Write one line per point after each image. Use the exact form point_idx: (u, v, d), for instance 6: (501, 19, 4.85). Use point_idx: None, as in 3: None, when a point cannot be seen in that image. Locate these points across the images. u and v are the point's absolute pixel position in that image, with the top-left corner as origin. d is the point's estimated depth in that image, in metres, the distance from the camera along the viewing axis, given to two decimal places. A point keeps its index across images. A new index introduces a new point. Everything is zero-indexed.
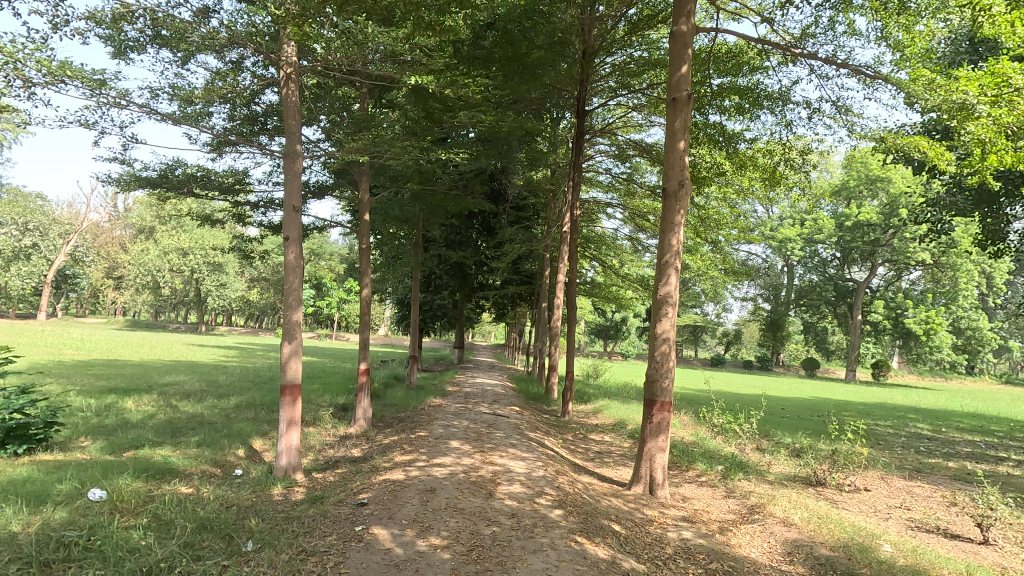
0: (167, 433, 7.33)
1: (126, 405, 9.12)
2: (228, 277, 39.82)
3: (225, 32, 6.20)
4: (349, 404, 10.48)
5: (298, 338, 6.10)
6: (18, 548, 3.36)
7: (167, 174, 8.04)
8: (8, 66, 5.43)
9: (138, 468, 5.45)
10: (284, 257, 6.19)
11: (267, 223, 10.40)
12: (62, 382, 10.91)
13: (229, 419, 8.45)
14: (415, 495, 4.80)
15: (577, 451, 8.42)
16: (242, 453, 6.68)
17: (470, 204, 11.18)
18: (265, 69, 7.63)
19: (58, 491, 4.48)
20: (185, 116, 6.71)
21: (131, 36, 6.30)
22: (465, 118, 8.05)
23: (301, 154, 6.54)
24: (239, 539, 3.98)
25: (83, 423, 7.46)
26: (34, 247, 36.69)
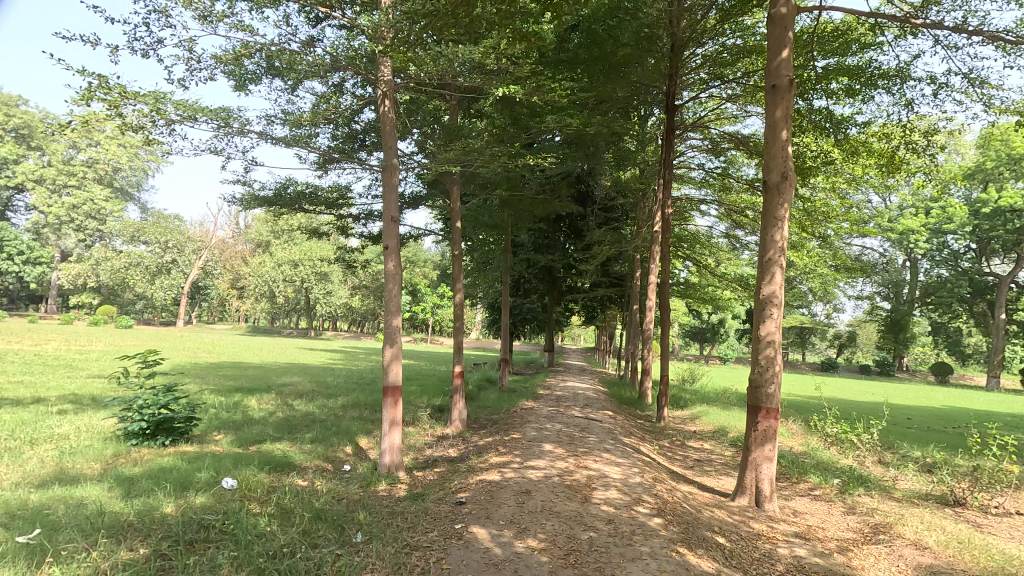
0: (284, 430, 7.96)
1: (250, 403, 10.06)
2: (333, 285, 42.82)
3: (328, 58, 6.65)
4: (445, 406, 10.86)
5: (398, 343, 6.39)
6: (168, 527, 3.81)
7: (281, 192, 8.75)
8: (156, 109, 6.11)
9: (262, 461, 5.99)
10: (384, 266, 6.53)
11: (367, 234, 11.05)
12: (200, 383, 12.22)
13: (337, 418, 9.05)
14: (511, 497, 4.86)
15: (674, 459, 8.09)
16: (350, 450, 7.13)
17: (558, 208, 11.20)
18: (364, 89, 8.13)
19: (199, 478, 5.03)
20: (296, 139, 7.22)
21: (250, 69, 6.86)
22: (552, 122, 8.07)
23: (398, 167, 6.87)
24: (350, 530, 4.23)
25: (216, 419, 8.35)
26: (174, 262, 42.10)
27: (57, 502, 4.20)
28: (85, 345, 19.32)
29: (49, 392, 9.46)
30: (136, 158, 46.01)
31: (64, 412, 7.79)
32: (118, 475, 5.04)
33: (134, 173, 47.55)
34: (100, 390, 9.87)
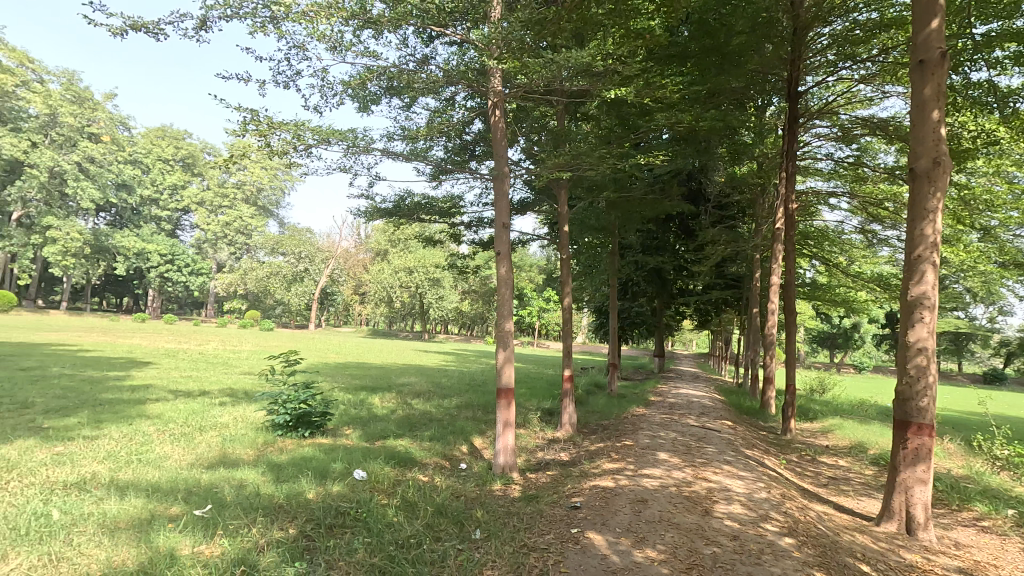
0: (405, 427, 8.47)
1: (374, 401, 10.84)
2: (445, 290, 44.80)
3: (442, 73, 6.98)
4: (554, 409, 10.91)
5: (510, 346, 6.54)
6: (312, 511, 4.22)
7: (400, 204, 9.32)
8: (296, 136, 6.79)
9: (388, 455, 6.42)
10: (497, 271, 6.72)
11: (478, 241, 11.44)
12: (331, 381, 13.37)
13: (453, 417, 9.46)
14: (627, 504, 4.76)
15: (804, 475, 7.44)
16: (465, 449, 7.41)
17: (669, 208, 10.81)
18: (474, 101, 8.44)
19: (335, 468, 5.50)
20: (414, 153, 7.67)
21: (373, 92, 7.32)
22: (662, 120, 7.83)
23: (508, 175, 7.03)
24: (469, 526, 4.39)
25: (346, 415, 9.09)
26: (306, 271, 47.12)
27: (223, 482, 4.81)
28: (238, 345, 21.97)
29: (212, 386, 10.88)
30: (275, 179, 51.54)
31: (224, 404, 8.92)
32: (269, 461, 5.66)
33: (274, 192, 53.29)
34: (251, 385, 11.18)
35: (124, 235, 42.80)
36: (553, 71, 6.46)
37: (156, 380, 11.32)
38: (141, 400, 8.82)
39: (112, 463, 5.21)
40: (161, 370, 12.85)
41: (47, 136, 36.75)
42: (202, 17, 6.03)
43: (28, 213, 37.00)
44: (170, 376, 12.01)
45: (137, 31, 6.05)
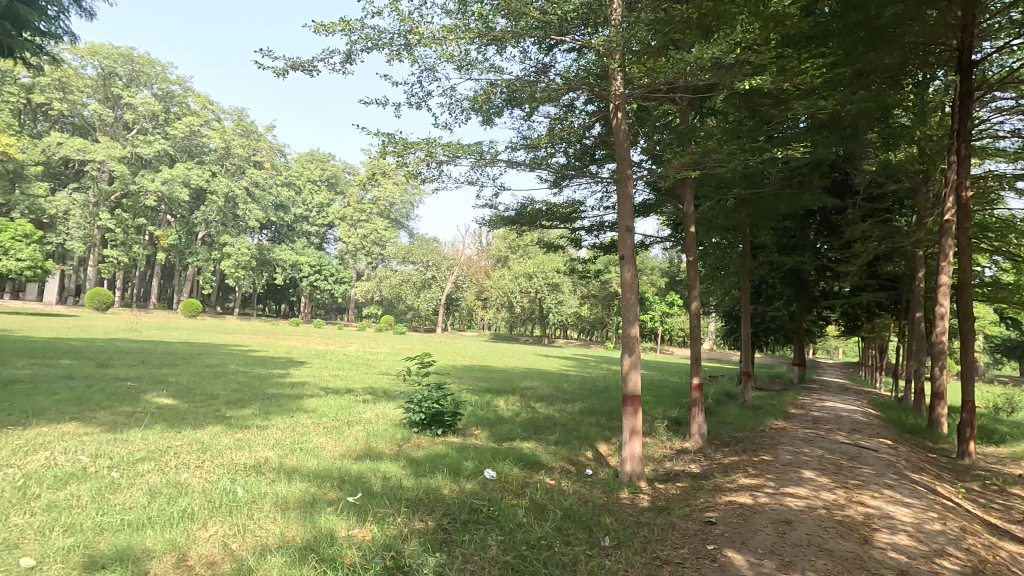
0: (530, 430, 8.63)
1: (500, 403, 11.19)
2: (564, 295, 44.94)
3: (563, 81, 7.05)
4: (682, 418, 10.45)
5: (637, 352, 6.41)
6: (448, 506, 4.47)
7: (522, 211, 9.56)
8: (429, 153, 7.26)
9: (516, 457, 6.59)
10: (621, 276, 6.62)
11: (599, 245, 11.35)
12: (459, 383, 14.05)
13: (576, 423, 9.45)
14: (769, 524, 4.43)
15: (990, 508, 6.35)
16: (591, 455, 7.37)
17: (809, 204, 9.89)
18: (594, 106, 8.41)
19: (467, 467, 5.77)
20: (536, 161, 7.82)
21: (496, 104, 7.59)
22: (802, 108, 7.19)
23: (632, 177, 6.91)
24: (598, 533, 4.36)
25: (474, 415, 9.49)
26: (434, 278, 50.18)
27: (370, 473, 5.28)
28: (376, 348, 23.95)
29: (356, 385, 11.97)
30: (405, 193, 55.47)
31: (368, 401, 9.77)
32: (408, 457, 6.08)
33: (404, 206, 57.37)
34: (389, 385, 12.12)
35: (282, 249, 48.70)
36: (679, 69, 6.23)
37: (311, 378, 12.73)
38: (300, 396, 9.97)
39: (280, 450, 5.96)
40: (314, 369, 14.41)
41: (223, 166, 43.11)
42: (347, 52, 6.69)
43: (210, 233, 43.62)
44: (322, 374, 13.43)
45: (295, 70, 6.88)
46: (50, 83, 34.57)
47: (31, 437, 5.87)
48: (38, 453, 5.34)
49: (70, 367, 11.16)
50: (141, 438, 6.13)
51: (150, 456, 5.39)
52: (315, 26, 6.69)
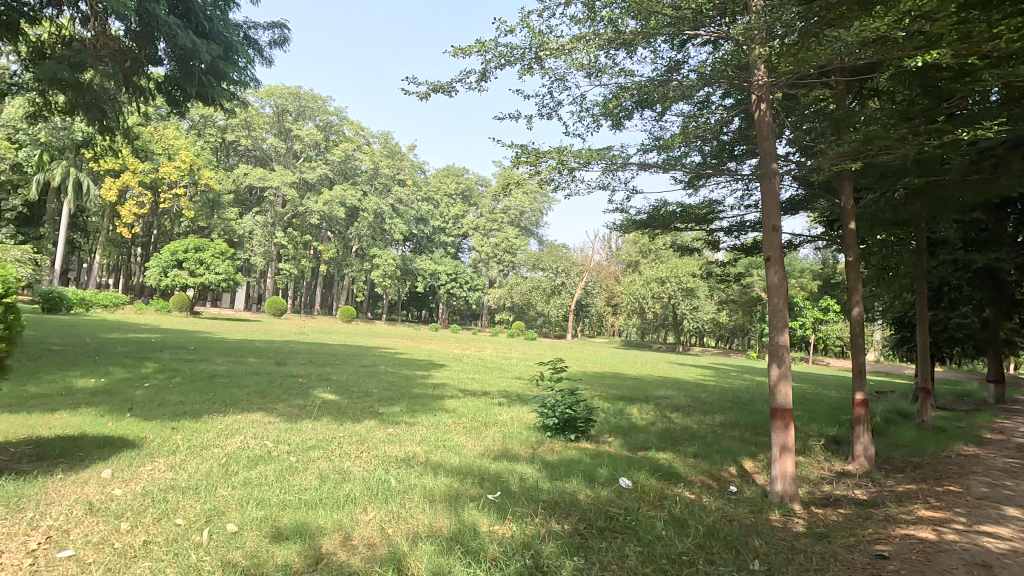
0: (667, 440, 8.31)
1: (633, 411, 10.93)
2: (699, 300, 42.60)
3: (698, 77, 6.75)
4: (842, 437, 9.36)
5: (788, 361, 5.90)
6: (584, 511, 4.48)
7: (655, 214, 9.29)
8: (560, 161, 7.36)
9: (652, 467, 6.39)
10: (767, 280, 6.15)
11: (739, 246, 10.63)
12: (591, 389, 13.96)
13: (717, 436, 8.90)
14: (959, 566, 3.80)
15: None
16: (735, 471, 6.89)
17: (1007, 190, 8.36)
18: (731, 99, 7.92)
19: (602, 474, 5.72)
20: (669, 162, 7.57)
21: (627, 107, 7.47)
22: (995, 78, 6.07)
23: (778, 172, 6.37)
24: (746, 555, 4.07)
25: (607, 423, 9.38)
26: (563, 284, 50.43)
27: (507, 473, 5.48)
28: (509, 353, 24.69)
29: (491, 388, 12.44)
30: (535, 202, 56.63)
31: (502, 404, 10.11)
32: (543, 460, 6.19)
33: (534, 214, 58.56)
34: (522, 389, 12.41)
35: (422, 259, 52.34)
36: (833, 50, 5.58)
37: (450, 380, 13.50)
38: (441, 396, 10.61)
39: (426, 446, 6.41)
40: (453, 372, 15.26)
41: (372, 185, 47.55)
42: (482, 71, 7.05)
43: (362, 246, 48.29)
44: (459, 377, 14.17)
45: (436, 92, 7.41)
46: (239, 124, 40.87)
47: (229, 423, 6.95)
48: (235, 436, 6.33)
49: (256, 365, 13.04)
50: (310, 428, 6.97)
51: (319, 444, 6.11)
52: (453, 50, 7.15)
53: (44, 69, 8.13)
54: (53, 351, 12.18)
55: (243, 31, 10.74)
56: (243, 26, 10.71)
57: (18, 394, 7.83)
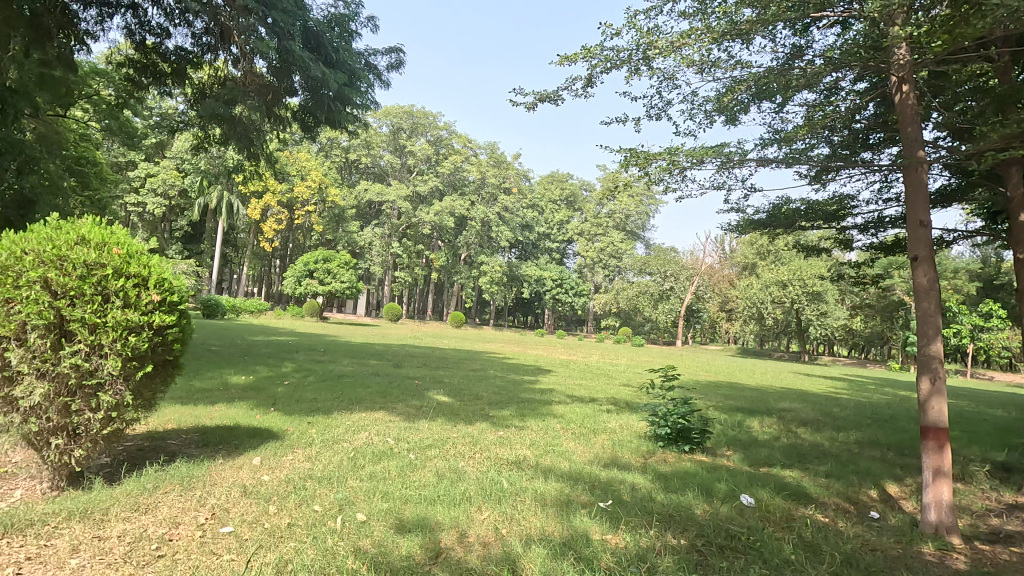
0: (793, 457, 7.67)
1: (753, 424, 10.23)
2: (828, 305, 38.86)
3: (824, 62, 6.21)
4: (1014, 464, 8.03)
5: (942, 375, 5.24)
6: (702, 527, 4.27)
7: (775, 213, 8.65)
8: (672, 162, 7.12)
9: (778, 485, 5.93)
10: (914, 281, 5.47)
11: (877, 245, 9.56)
12: (705, 399, 13.28)
13: (853, 455, 8.05)
14: None
15: None
16: (876, 495, 6.19)
17: None
18: (865, 83, 7.18)
19: (720, 489, 5.41)
20: (792, 156, 7.02)
21: (743, 100, 7.06)
22: None
23: (926, 160, 5.65)
24: None
25: (724, 435, 8.86)
26: (672, 289, 48.49)
27: (619, 482, 5.37)
28: (616, 359, 24.24)
29: (598, 394, 12.28)
30: (641, 204, 55.21)
31: (610, 411, 9.94)
32: (656, 470, 5.99)
33: (640, 217, 57.09)
34: (631, 396, 12.10)
35: (528, 265, 53.13)
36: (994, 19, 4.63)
37: (556, 385, 13.54)
38: (548, 401, 10.68)
39: (536, 450, 6.48)
40: (559, 377, 15.30)
41: (479, 195, 49.22)
42: (588, 77, 7.05)
43: (470, 254, 50.09)
44: (566, 382, 14.17)
45: (543, 101, 7.52)
46: (359, 144, 44.31)
47: (355, 420, 7.52)
48: (361, 432, 6.84)
49: (376, 367, 14.01)
50: (427, 428, 7.34)
51: (435, 444, 6.41)
52: (560, 59, 7.23)
53: (205, 107, 9.39)
54: (212, 351, 13.99)
55: (364, 58, 11.65)
56: (364, 54, 11.63)
57: (187, 388, 9.07)
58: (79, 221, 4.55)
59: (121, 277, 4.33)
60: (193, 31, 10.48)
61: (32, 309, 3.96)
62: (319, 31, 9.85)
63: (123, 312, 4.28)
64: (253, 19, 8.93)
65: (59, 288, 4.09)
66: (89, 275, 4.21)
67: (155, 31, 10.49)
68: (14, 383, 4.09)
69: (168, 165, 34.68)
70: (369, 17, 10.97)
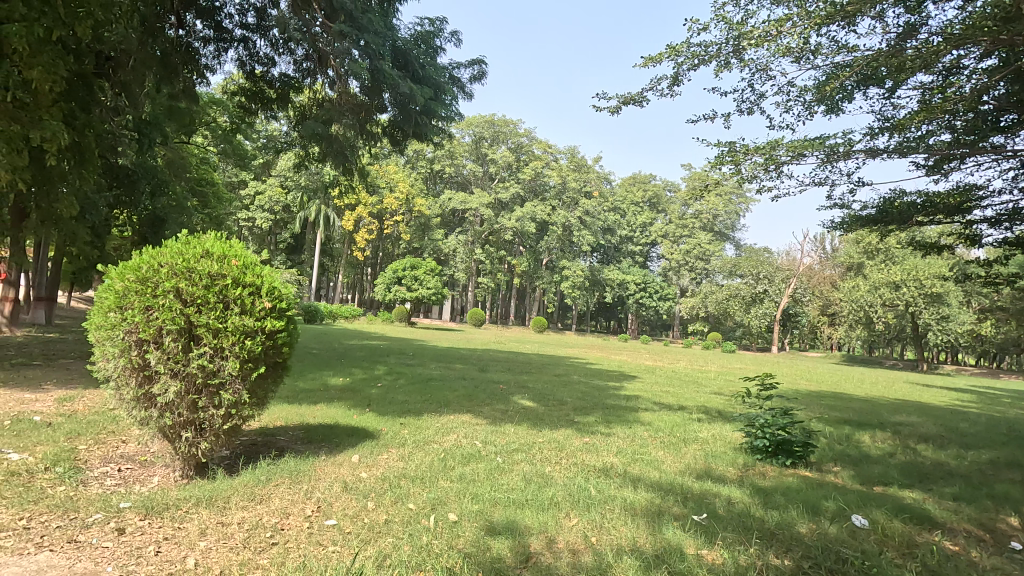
0: (913, 476, 6.94)
1: (863, 439, 9.38)
2: (950, 308, 34.89)
3: (943, 39, 5.63)
4: None
5: None
6: (808, 548, 3.98)
7: (886, 208, 7.94)
8: (768, 158, 6.75)
9: (895, 506, 5.39)
10: None
11: (1011, 240, 8.49)
12: (806, 410, 12.37)
13: (987, 477, 7.14)
14: None
15: None
16: (1018, 523, 5.45)
17: None
18: (992, 59, 6.43)
19: (827, 507, 5.01)
20: (906, 145, 6.42)
21: (847, 88, 6.56)
22: None
23: None
24: None
25: (830, 450, 8.20)
26: (766, 292, 45.56)
27: (713, 494, 5.14)
28: (705, 366, 23.21)
29: (688, 402, 11.83)
30: (730, 204, 52.64)
31: (702, 420, 9.53)
32: (753, 484, 5.67)
33: (729, 217, 54.46)
34: (723, 405, 11.53)
35: (610, 270, 52.30)
36: None
37: (643, 392, 13.19)
38: (635, 408, 10.43)
39: (623, 458, 6.35)
40: (645, 384, 14.92)
41: (560, 200, 49.21)
42: (674, 75, 6.89)
43: (552, 259, 50.15)
44: (653, 389, 13.77)
45: (627, 104, 7.42)
46: (444, 154, 45.84)
47: (445, 422, 7.76)
48: (450, 434, 7.04)
49: (462, 371, 14.36)
50: (513, 432, 7.42)
51: (522, 448, 6.47)
52: (644, 59, 7.12)
53: (306, 128, 10.14)
54: (313, 354, 15.03)
55: (449, 72, 12.08)
56: (449, 68, 12.05)
57: (293, 388, 9.80)
58: (203, 236, 5.07)
59: (238, 285, 4.78)
60: (295, 58, 11.39)
61: (167, 316, 4.45)
62: (407, 49, 10.35)
63: (240, 318, 4.70)
64: (348, 43, 9.53)
65: (188, 297, 4.58)
66: (213, 284, 4.67)
67: (263, 61, 11.49)
68: (152, 381, 4.60)
69: (274, 183, 37.79)
70: (452, 32, 11.35)
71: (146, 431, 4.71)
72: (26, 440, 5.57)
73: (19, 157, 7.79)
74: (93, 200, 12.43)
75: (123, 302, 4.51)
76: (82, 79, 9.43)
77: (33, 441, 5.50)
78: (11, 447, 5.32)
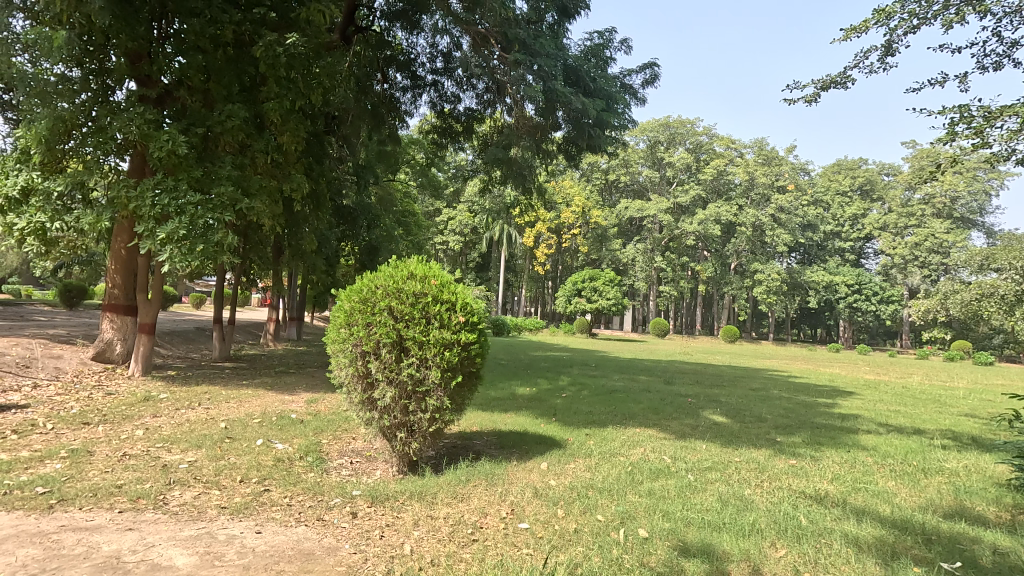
0: None
1: None
2: None
3: None
4: None
5: None
6: None
7: None
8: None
9: None
10: None
11: None
12: None
13: None
14: None
15: None
16: None
17: None
18: None
19: None
20: None
21: None
22: None
23: None
24: None
25: None
26: None
27: (968, 540, 4.19)
28: (951, 381, 19.03)
29: (928, 425, 9.82)
30: (975, 181, 42.95)
31: (949, 448, 7.83)
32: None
33: (974, 198, 44.42)
34: (981, 431, 9.31)
35: (813, 271, 46.66)
36: None
37: (864, 411, 11.33)
38: (854, 430, 8.99)
39: (840, 486, 5.52)
40: (868, 401, 12.78)
41: (748, 198, 45.37)
42: (888, 44, 6.03)
43: (741, 262, 46.17)
44: (877, 408, 11.74)
45: (827, 89, 6.65)
46: (618, 164, 45.62)
47: (631, 435, 7.60)
48: (637, 448, 6.88)
49: (647, 383, 13.95)
50: (705, 449, 6.97)
51: (716, 467, 6.04)
52: (844, 34, 6.36)
53: (489, 154, 10.95)
54: (503, 365, 15.95)
55: (620, 80, 12.01)
56: (620, 77, 12.01)
57: (486, 396, 10.56)
58: (408, 260, 5.76)
59: (437, 302, 5.34)
60: (476, 92, 12.42)
61: (382, 330, 5.14)
62: (577, 65, 10.58)
63: (441, 332, 5.23)
64: (521, 70, 10.05)
65: (399, 314, 5.24)
66: (417, 302, 5.29)
67: (451, 99, 12.76)
68: (373, 388, 5.33)
69: (462, 209, 41.60)
70: (622, 40, 11.32)
71: (370, 430, 5.47)
72: (288, 433, 6.90)
73: (277, 206, 9.76)
74: (327, 236, 15.00)
75: (350, 320, 5.34)
76: (316, 137, 11.50)
77: (292, 435, 6.79)
78: (277, 438, 6.64)
